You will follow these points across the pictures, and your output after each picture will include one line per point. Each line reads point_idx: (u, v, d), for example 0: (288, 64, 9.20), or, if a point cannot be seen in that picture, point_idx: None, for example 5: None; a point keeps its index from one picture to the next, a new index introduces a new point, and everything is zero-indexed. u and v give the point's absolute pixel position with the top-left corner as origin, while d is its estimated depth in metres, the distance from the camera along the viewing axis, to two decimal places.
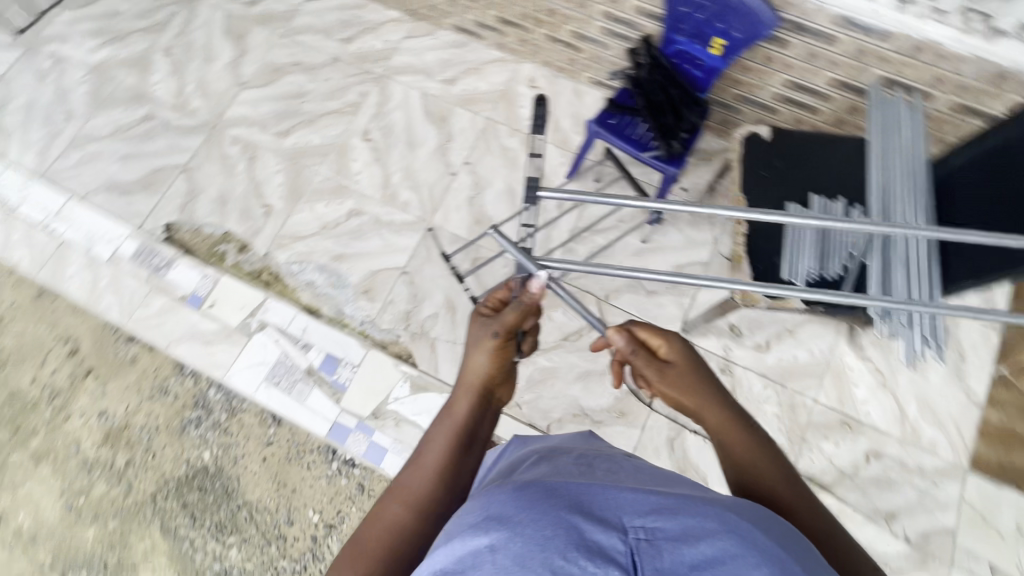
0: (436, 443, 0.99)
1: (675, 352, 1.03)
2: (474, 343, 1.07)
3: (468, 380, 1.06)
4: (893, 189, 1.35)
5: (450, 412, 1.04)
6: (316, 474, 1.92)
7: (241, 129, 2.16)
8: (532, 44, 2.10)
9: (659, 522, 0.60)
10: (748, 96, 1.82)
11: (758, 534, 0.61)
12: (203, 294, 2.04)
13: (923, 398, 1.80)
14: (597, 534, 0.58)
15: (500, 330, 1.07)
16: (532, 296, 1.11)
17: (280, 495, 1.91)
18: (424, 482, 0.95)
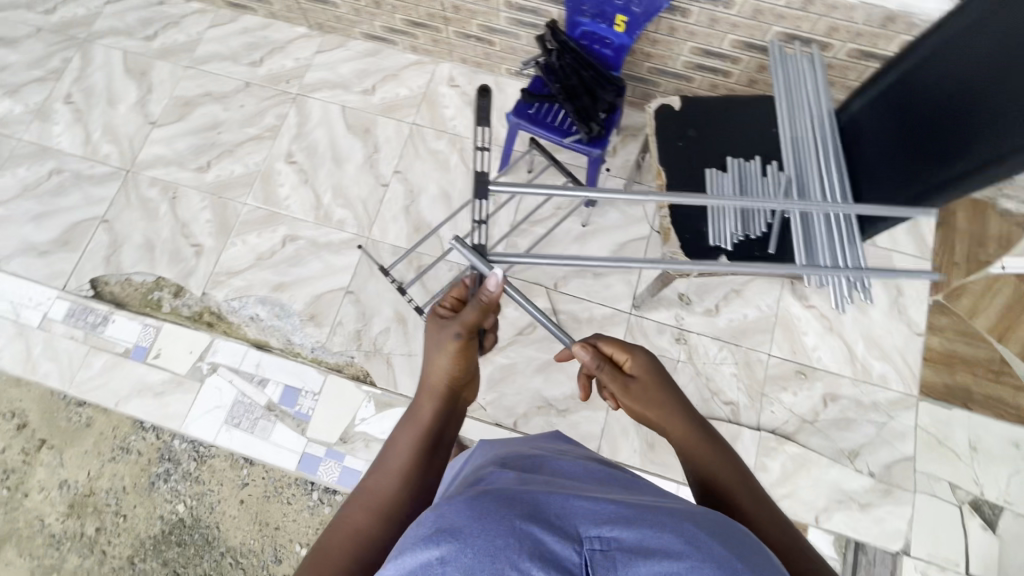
0: (401, 449, 0.90)
1: (639, 367, 1.02)
2: (437, 342, 0.98)
3: (432, 381, 0.97)
4: (806, 143, 1.37)
5: (415, 416, 0.94)
6: (297, 508, 1.88)
7: (157, 170, 2.08)
8: (444, 43, 2.07)
9: (619, 532, 0.52)
10: (662, 68, 1.83)
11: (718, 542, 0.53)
12: (146, 345, 1.97)
13: (869, 336, 1.86)
14: (555, 544, 0.49)
15: (462, 330, 0.97)
16: (489, 296, 0.99)
17: (263, 534, 1.87)
18: (390, 487, 0.84)
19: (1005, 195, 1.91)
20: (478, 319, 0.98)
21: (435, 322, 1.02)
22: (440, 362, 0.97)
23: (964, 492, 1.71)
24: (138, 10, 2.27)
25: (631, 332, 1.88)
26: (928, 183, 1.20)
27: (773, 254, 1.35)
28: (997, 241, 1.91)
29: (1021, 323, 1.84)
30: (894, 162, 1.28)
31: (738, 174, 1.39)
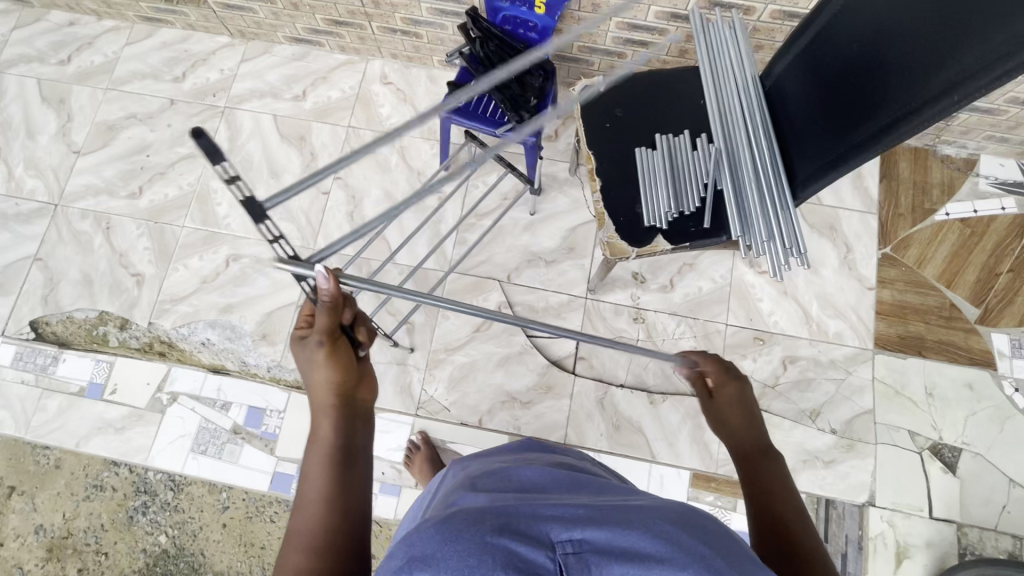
0: (313, 477, 0.79)
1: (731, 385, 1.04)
2: (305, 358, 0.88)
3: (319, 400, 0.87)
4: (733, 114, 1.36)
5: (315, 440, 0.84)
6: (281, 525, 1.86)
7: (88, 200, 2.00)
8: (371, 40, 2.00)
9: (589, 532, 0.56)
10: (592, 46, 1.79)
11: (682, 535, 0.58)
12: (100, 382, 1.91)
13: (822, 295, 1.87)
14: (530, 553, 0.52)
15: (323, 335, 0.87)
16: (330, 293, 0.87)
17: (249, 556, 1.85)
18: (312, 521, 0.75)
19: (943, 142, 1.92)
20: (331, 319, 0.88)
21: (296, 341, 0.91)
22: (318, 376, 0.87)
23: (924, 439, 1.74)
24: (48, 34, 2.16)
25: (588, 316, 1.87)
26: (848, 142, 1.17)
27: (709, 229, 1.34)
28: (939, 188, 1.93)
29: (968, 266, 1.86)
30: (815, 124, 1.26)
31: (668, 150, 1.37)
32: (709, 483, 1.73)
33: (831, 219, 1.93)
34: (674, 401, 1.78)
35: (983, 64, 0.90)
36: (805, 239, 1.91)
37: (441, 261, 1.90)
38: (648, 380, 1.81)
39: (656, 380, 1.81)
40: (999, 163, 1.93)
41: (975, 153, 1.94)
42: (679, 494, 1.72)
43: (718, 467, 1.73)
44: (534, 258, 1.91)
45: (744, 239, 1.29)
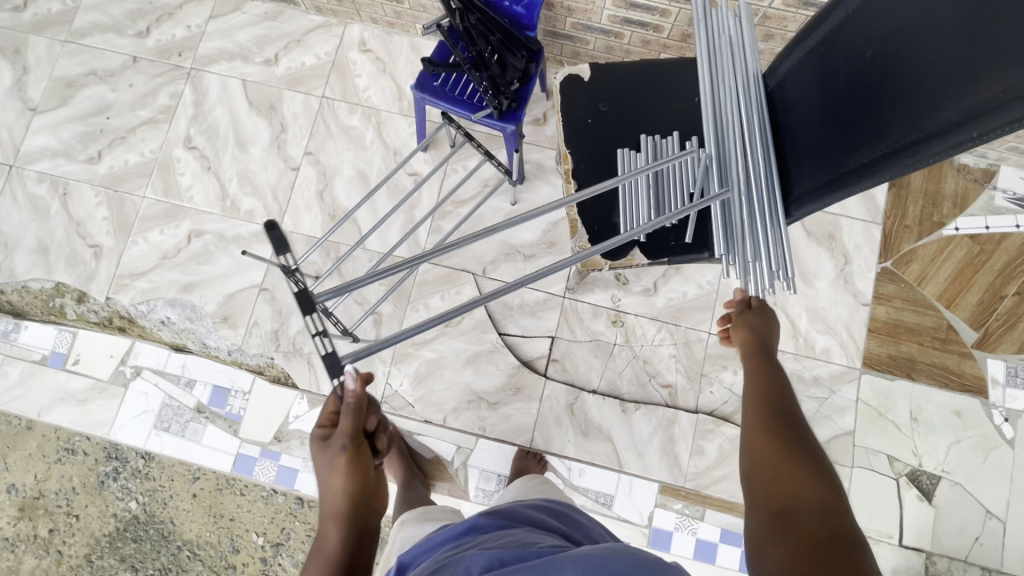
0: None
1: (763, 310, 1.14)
2: (324, 466, 0.91)
3: (330, 506, 0.91)
4: (727, 116, 1.22)
5: (322, 548, 0.90)
6: (250, 499, 1.85)
7: (44, 163, 1.89)
8: (349, 2, 1.84)
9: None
10: (586, 23, 1.63)
11: (609, 560, 0.65)
12: (63, 351, 1.85)
13: (813, 308, 1.77)
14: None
15: (344, 443, 0.90)
16: (355, 394, 0.90)
17: (218, 527, 1.85)
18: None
19: None
20: (354, 427, 0.91)
21: (318, 441, 0.94)
22: (331, 485, 0.90)
23: (902, 465, 1.68)
24: None
25: (565, 317, 1.78)
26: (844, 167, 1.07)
27: (690, 244, 1.23)
28: (951, 200, 1.79)
29: (971, 287, 1.75)
30: (817, 137, 1.14)
31: (652, 152, 1.23)
32: (677, 493, 1.68)
33: (831, 228, 1.80)
34: (647, 411, 1.71)
35: (999, 98, 0.78)
36: (802, 247, 1.80)
37: (414, 249, 1.80)
38: (622, 387, 1.74)
39: (630, 387, 1.74)
40: (1019, 176, 1.79)
41: (995, 164, 1.79)
42: (647, 503, 1.68)
43: (687, 480, 1.68)
44: (511, 252, 1.80)
45: (728, 259, 1.17)
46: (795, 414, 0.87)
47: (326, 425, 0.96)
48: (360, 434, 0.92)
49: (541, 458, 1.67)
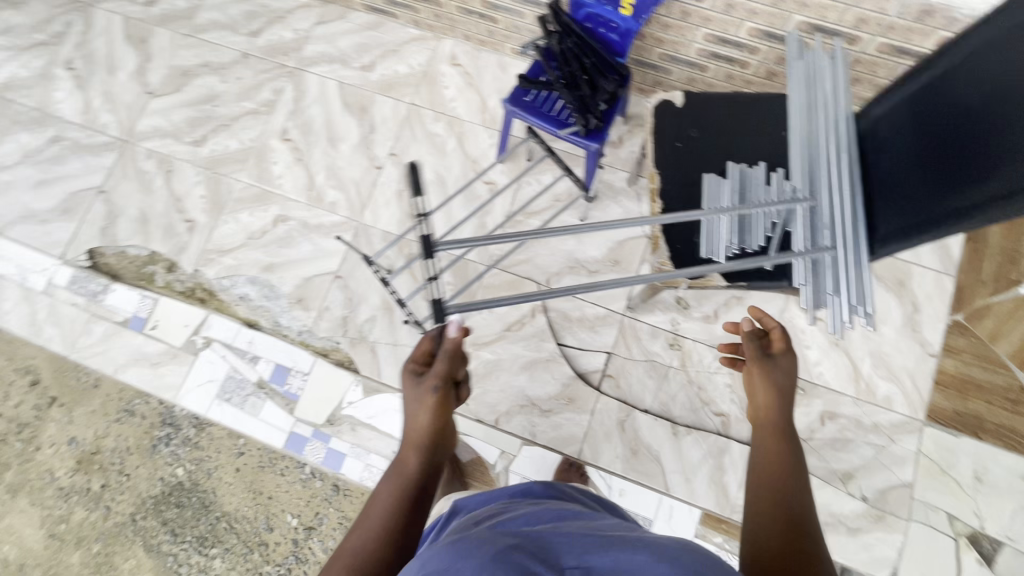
0: (383, 500, 0.96)
1: (786, 358, 1.09)
2: (415, 400, 1.04)
3: (414, 434, 1.02)
4: (813, 154, 1.26)
5: (398, 468, 1.01)
6: (290, 479, 1.92)
7: (155, 141, 2.06)
8: (447, 18, 1.96)
9: (593, 559, 0.67)
10: (674, 55, 1.70)
11: (680, 554, 0.69)
12: (144, 316, 1.98)
13: (877, 353, 1.75)
14: (539, 569, 0.63)
15: (437, 383, 1.03)
16: (453, 342, 1.05)
17: (256, 503, 1.93)
18: (364, 541, 0.90)
19: None
20: (446, 371, 1.03)
21: (409, 380, 1.06)
22: (418, 416, 1.03)
23: (962, 525, 1.62)
24: None
25: (622, 334, 1.80)
26: (930, 212, 1.09)
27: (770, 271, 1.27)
28: None
29: None
30: (907, 178, 1.16)
31: (739, 180, 1.27)
32: (720, 524, 1.66)
33: (902, 275, 1.79)
34: (698, 436, 1.71)
35: None
36: None
37: (483, 254, 1.87)
38: (674, 411, 1.75)
39: (682, 412, 1.75)
40: None
41: None
42: (687, 531, 1.65)
43: (733, 512, 1.66)
44: (576, 266, 1.85)
45: (807, 290, 1.21)
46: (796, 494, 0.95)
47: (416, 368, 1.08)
48: (451, 378, 1.05)
49: (586, 470, 1.69)
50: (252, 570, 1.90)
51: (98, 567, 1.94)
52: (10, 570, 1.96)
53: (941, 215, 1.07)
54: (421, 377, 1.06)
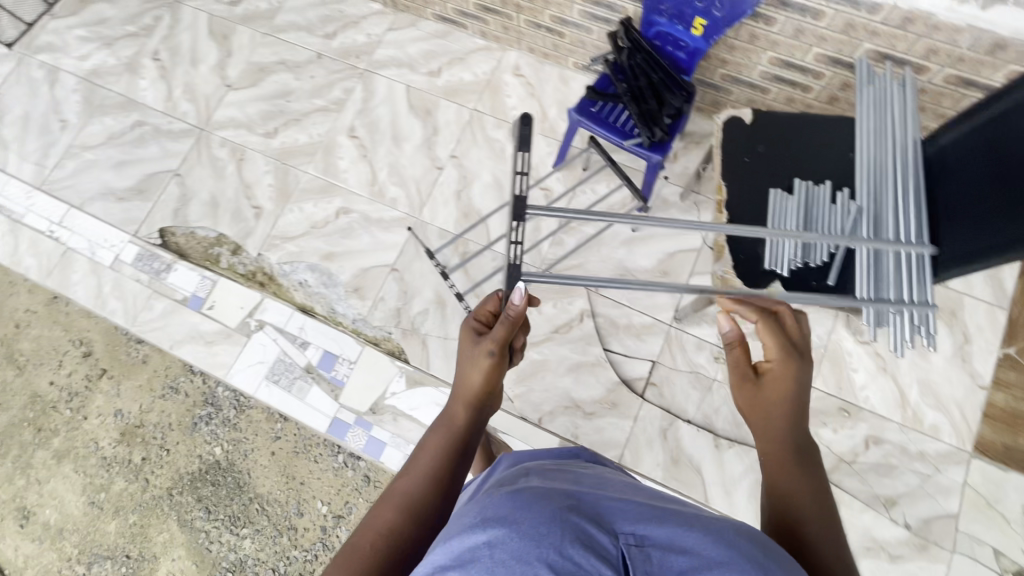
0: (432, 449, 0.93)
1: (788, 363, 1.00)
2: (471, 359, 1.04)
3: (464, 390, 1.01)
4: (881, 176, 1.29)
5: (447, 420, 0.98)
6: (322, 467, 1.99)
7: (229, 131, 2.18)
8: (514, 30, 2.04)
9: (650, 529, 0.63)
10: (736, 76, 1.75)
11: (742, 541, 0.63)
12: (203, 296, 2.08)
13: (925, 381, 1.75)
14: (596, 534, 0.60)
15: (495, 347, 1.03)
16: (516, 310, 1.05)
17: (289, 487, 1.99)
18: (414, 486, 0.87)
19: None
20: (505, 335, 1.04)
21: (468, 340, 1.07)
22: (471, 375, 1.02)
23: (1008, 561, 1.60)
24: None
25: (668, 344, 1.83)
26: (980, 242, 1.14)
27: (832, 287, 1.29)
28: None
29: None
30: (975, 203, 1.18)
31: (805, 197, 1.30)
32: None
33: (954, 305, 1.79)
34: (740, 450, 1.73)
35: None
36: None
37: (536, 257, 1.93)
38: (716, 423, 1.76)
39: (725, 425, 1.76)
40: None
41: None
42: None
43: None
44: (626, 274, 1.90)
45: (869, 306, 1.23)
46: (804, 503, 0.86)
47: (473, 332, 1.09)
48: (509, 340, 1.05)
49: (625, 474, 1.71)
50: (280, 553, 1.95)
51: (133, 537, 2.01)
52: (51, 533, 2.05)
53: (990, 247, 1.12)
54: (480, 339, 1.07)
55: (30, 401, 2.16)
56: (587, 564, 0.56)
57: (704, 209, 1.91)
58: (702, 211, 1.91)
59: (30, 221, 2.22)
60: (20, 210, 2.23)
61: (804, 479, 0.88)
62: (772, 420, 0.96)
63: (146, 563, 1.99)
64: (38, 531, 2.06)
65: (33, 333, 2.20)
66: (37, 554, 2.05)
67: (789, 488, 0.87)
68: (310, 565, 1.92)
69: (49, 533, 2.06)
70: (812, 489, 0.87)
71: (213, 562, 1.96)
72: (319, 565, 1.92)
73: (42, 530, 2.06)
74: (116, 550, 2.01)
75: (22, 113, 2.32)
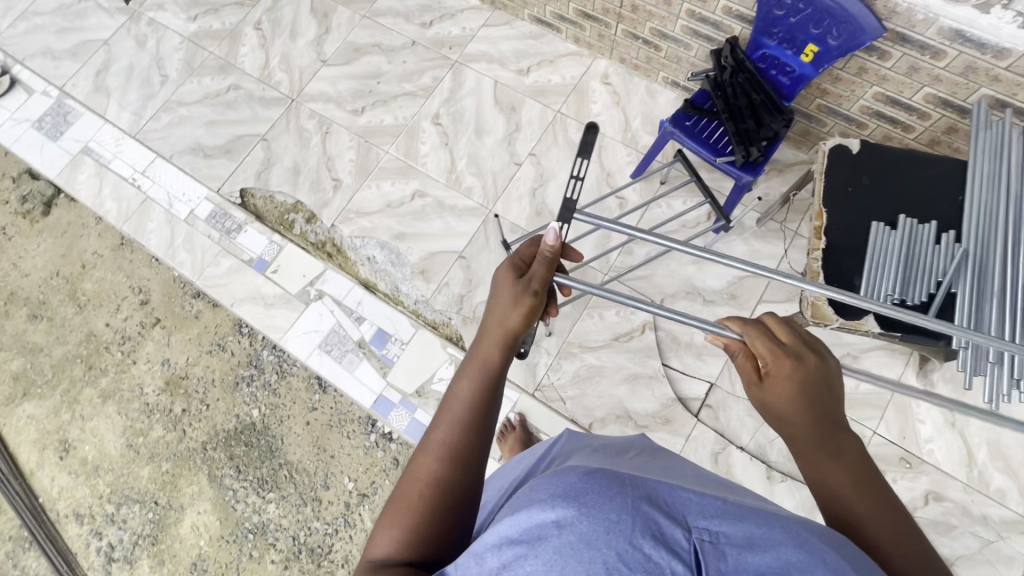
0: (463, 395, 0.82)
1: (784, 362, 0.78)
2: (508, 298, 0.91)
3: (497, 327, 0.88)
4: (991, 224, 1.26)
5: (478, 361, 0.85)
6: (354, 444, 1.99)
7: (319, 104, 2.27)
8: (609, 39, 2.06)
9: (726, 526, 0.54)
10: (834, 108, 1.74)
11: (827, 549, 0.53)
12: (268, 259, 2.13)
13: (995, 443, 1.68)
14: (668, 527, 0.52)
15: (536, 288, 0.92)
16: (551, 250, 0.96)
17: (319, 459, 2.00)
18: (450, 434, 0.78)
19: None
20: (548, 278, 0.95)
21: (506, 279, 0.94)
22: (506, 315, 0.88)
23: None
24: None
25: (729, 367, 1.80)
26: None
27: (927, 327, 1.26)
28: None
29: None
30: None
31: (908, 234, 1.29)
32: None
33: None
34: (792, 485, 1.68)
35: None
36: None
37: (603, 263, 1.94)
38: (770, 454, 1.72)
39: (779, 457, 1.71)
40: None
41: None
42: None
43: None
44: (693, 292, 1.88)
45: (967, 353, 1.22)
46: (857, 511, 0.68)
47: (511, 271, 0.96)
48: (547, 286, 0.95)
49: None
50: (302, 522, 1.96)
51: (163, 486, 2.06)
52: (87, 469, 2.11)
53: None
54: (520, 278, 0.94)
55: (85, 339, 2.22)
56: (659, 559, 0.48)
57: (780, 237, 1.89)
58: (779, 239, 1.89)
59: (116, 167, 2.32)
60: (109, 155, 2.34)
61: (851, 487, 0.70)
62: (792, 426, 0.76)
63: (173, 513, 2.03)
64: (75, 465, 2.12)
65: (98, 275, 2.27)
66: (72, 488, 2.11)
67: (835, 503, 0.70)
68: (330, 539, 1.93)
69: (85, 469, 2.12)
70: (859, 487, 0.70)
71: (237, 521, 1.99)
72: (340, 540, 1.93)
73: (79, 465, 2.12)
74: (145, 496, 2.06)
75: (126, 64, 2.45)
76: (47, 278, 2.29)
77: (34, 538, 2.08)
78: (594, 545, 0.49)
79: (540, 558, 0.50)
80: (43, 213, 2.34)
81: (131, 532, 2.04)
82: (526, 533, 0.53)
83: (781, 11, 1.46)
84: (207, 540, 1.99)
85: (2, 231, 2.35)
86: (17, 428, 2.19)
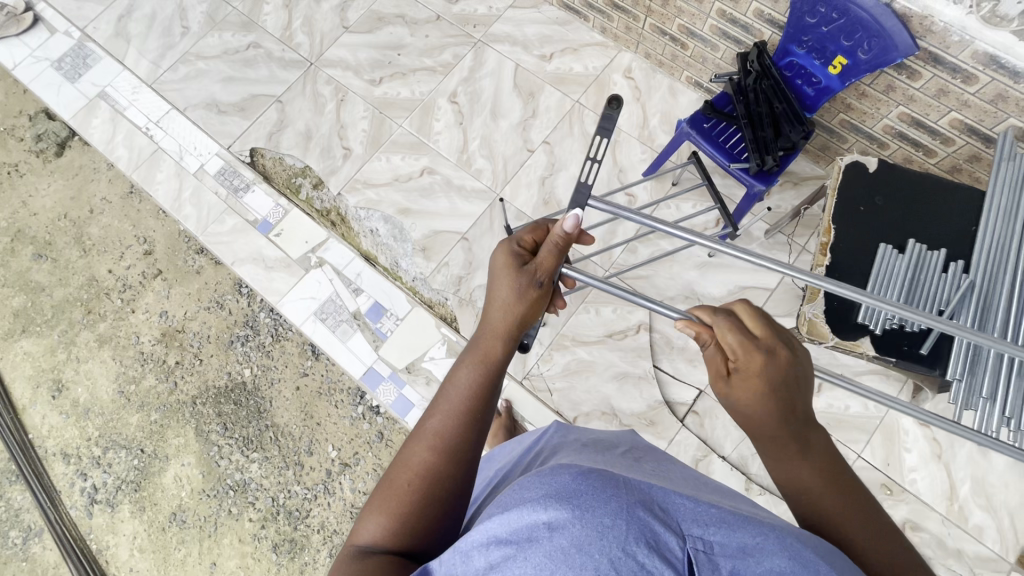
0: (460, 385, 0.81)
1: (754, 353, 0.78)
2: (511, 289, 0.89)
3: (498, 317, 0.88)
4: (1002, 257, 1.24)
5: (479, 355, 0.84)
6: (341, 413, 2.00)
7: (336, 71, 2.25)
8: (636, 33, 2.02)
9: (719, 535, 0.54)
10: (856, 125, 1.70)
11: (819, 562, 0.53)
12: (272, 222, 2.12)
13: (980, 479, 1.66)
14: (663, 534, 0.51)
15: (542, 281, 0.91)
16: (564, 236, 0.90)
17: (304, 424, 2.01)
18: (445, 424, 0.77)
19: None
20: (555, 268, 0.92)
21: (505, 267, 0.92)
22: (508, 307, 0.88)
23: None
24: None
25: None
26: None
27: (925, 356, 1.25)
28: None
29: None
30: None
31: (915, 259, 1.27)
32: None
33: None
34: (770, 499, 1.67)
35: None
36: None
37: (605, 260, 1.93)
38: (751, 466, 1.71)
39: (760, 470, 1.71)
40: None
41: None
42: None
43: None
44: (692, 297, 1.87)
45: (960, 385, 1.20)
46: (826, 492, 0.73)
47: (509, 257, 0.94)
48: (556, 273, 0.93)
49: None
50: (283, 484, 1.98)
51: (151, 435, 2.08)
52: (78, 410, 2.14)
53: None
54: (522, 266, 0.92)
55: (86, 284, 2.23)
56: (652, 567, 0.48)
57: (787, 251, 1.87)
58: (785, 252, 1.87)
59: (130, 114, 2.31)
60: (124, 102, 2.33)
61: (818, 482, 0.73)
62: (760, 424, 0.76)
63: (157, 463, 2.05)
64: (67, 405, 2.15)
65: (104, 222, 2.27)
66: (62, 428, 2.14)
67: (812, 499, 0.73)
68: (307, 504, 1.95)
69: (76, 410, 2.14)
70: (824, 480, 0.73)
71: (219, 477, 2.01)
72: (317, 506, 1.95)
73: (70, 406, 2.15)
74: (133, 443, 2.08)
75: (149, 12, 2.43)
76: (54, 219, 2.30)
77: (21, 472, 2.11)
78: (586, 552, 0.48)
79: (529, 561, 0.50)
80: (57, 153, 2.35)
81: (116, 476, 2.07)
82: (516, 533, 0.52)
83: (813, 19, 1.42)
84: (188, 491, 2.02)
85: (14, 166, 2.35)
86: (13, 362, 2.21)
